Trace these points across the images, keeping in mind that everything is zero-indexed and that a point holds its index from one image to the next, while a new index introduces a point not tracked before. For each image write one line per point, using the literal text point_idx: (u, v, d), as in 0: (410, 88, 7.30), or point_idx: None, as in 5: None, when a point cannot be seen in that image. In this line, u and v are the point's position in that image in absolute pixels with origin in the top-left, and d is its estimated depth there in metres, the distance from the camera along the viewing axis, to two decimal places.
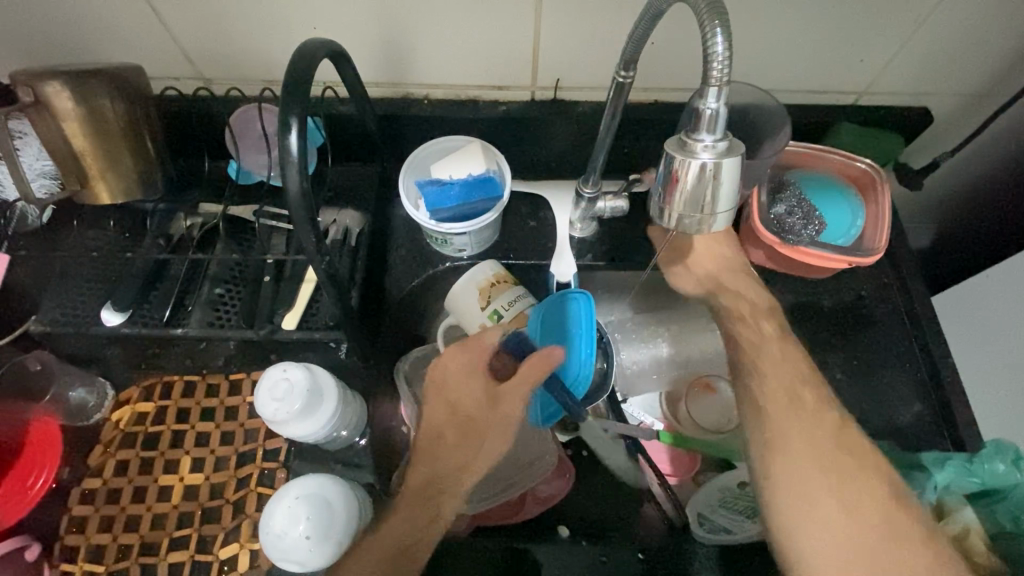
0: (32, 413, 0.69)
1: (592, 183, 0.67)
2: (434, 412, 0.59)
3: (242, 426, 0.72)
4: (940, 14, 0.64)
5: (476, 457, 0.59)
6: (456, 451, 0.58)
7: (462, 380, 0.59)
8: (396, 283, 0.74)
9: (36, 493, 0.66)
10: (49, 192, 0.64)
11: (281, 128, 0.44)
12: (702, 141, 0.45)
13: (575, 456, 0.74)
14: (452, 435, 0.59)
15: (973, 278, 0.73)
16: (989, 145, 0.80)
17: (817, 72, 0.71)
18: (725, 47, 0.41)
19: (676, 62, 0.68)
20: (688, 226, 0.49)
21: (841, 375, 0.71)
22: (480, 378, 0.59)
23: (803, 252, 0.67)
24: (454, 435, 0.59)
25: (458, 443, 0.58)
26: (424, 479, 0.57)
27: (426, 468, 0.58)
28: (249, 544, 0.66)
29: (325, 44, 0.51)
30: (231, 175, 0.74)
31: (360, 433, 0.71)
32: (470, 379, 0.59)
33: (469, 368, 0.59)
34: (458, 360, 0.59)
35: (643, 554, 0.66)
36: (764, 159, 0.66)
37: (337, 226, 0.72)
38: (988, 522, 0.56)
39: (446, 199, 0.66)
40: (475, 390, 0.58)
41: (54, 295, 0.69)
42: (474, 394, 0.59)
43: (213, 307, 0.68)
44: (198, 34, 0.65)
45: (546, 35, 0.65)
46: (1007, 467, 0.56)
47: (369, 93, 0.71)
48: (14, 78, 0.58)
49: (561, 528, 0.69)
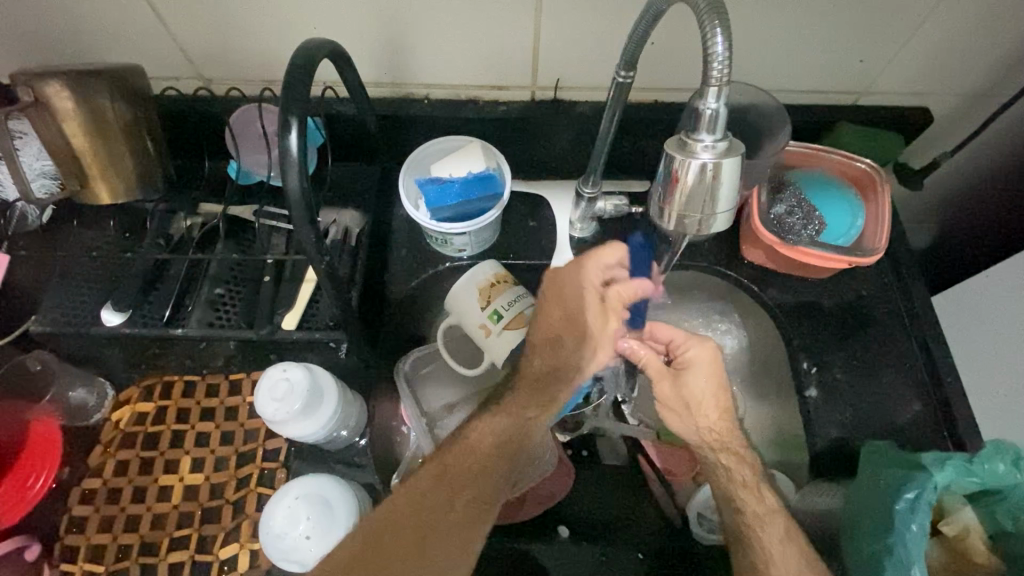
0: (31, 413, 0.69)
1: (592, 183, 0.68)
2: (547, 318, 0.61)
3: (242, 426, 0.72)
4: (940, 13, 0.64)
5: (533, 396, 0.61)
6: (571, 351, 0.62)
7: (579, 296, 0.61)
8: (396, 283, 0.74)
9: (36, 493, 0.66)
10: (49, 193, 0.64)
11: (281, 127, 0.44)
12: (702, 141, 0.45)
13: (575, 456, 0.73)
14: (557, 355, 0.62)
15: (972, 278, 0.73)
16: (991, 146, 0.79)
17: (818, 71, 0.70)
18: (725, 48, 0.41)
19: (676, 62, 0.68)
20: (689, 226, 0.49)
21: (843, 374, 0.69)
22: (590, 300, 0.61)
23: (803, 253, 0.67)
24: (534, 367, 0.61)
25: (574, 345, 0.62)
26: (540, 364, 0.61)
27: (538, 360, 0.62)
28: (250, 544, 0.66)
29: (325, 44, 0.51)
30: (232, 175, 0.74)
31: (361, 433, 0.70)
32: (581, 297, 0.61)
33: (581, 289, 0.61)
34: (578, 273, 0.61)
35: (643, 554, 0.67)
36: (763, 159, 0.67)
37: (337, 226, 0.71)
38: (988, 522, 0.57)
39: (446, 197, 0.66)
40: (589, 301, 0.61)
41: (54, 295, 0.68)
42: (571, 315, 0.61)
43: (214, 308, 0.68)
44: (197, 33, 0.65)
45: (546, 35, 0.65)
46: (1007, 468, 0.55)
47: (369, 93, 0.71)
48: (14, 78, 0.58)
49: (561, 528, 0.69)
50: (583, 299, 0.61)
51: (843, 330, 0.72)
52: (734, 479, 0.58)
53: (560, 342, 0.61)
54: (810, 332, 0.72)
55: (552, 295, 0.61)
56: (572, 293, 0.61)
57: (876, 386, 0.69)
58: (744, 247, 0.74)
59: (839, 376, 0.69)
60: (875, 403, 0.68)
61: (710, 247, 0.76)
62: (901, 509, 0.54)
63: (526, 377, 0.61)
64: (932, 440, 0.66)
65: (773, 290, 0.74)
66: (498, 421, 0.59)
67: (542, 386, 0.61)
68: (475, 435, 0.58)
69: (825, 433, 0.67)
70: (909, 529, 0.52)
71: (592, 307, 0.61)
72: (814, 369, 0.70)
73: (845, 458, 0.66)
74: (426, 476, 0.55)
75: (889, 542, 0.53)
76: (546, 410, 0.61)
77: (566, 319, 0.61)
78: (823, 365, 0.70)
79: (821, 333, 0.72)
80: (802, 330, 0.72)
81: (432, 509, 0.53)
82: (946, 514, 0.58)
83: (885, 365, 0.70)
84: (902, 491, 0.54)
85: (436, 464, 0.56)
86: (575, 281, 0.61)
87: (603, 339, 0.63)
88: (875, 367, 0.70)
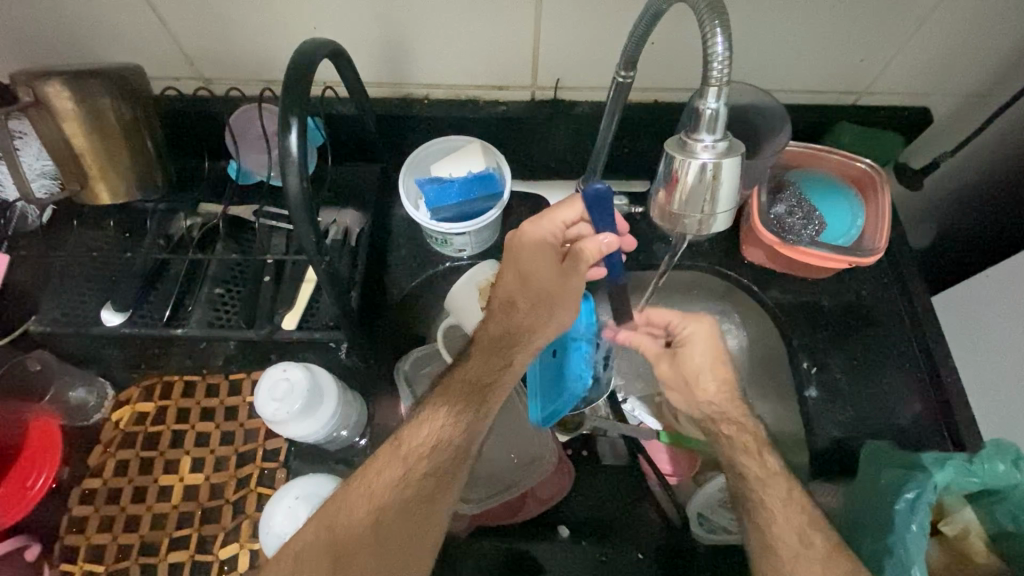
0: (32, 413, 0.69)
1: (592, 183, 0.67)
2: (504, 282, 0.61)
3: (242, 426, 0.72)
4: (941, 13, 0.64)
5: (489, 364, 0.60)
6: (529, 316, 0.61)
7: (534, 258, 0.59)
8: (397, 283, 0.74)
9: (36, 493, 0.66)
10: (49, 192, 0.64)
11: (282, 128, 0.44)
12: (702, 141, 0.45)
13: (575, 455, 0.73)
14: (510, 318, 0.61)
15: (973, 278, 0.73)
16: (991, 145, 0.79)
17: (818, 71, 0.70)
18: (725, 48, 0.41)
19: (676, 62, 0.68)
20: (689, 226, 0.49)
21: (843, 374, 0.69)
22: (541, 265, 0.59)
23: (803, 253, 0.67)
24: (489, 332, 0.61)
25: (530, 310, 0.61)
26: (501, 330, 0.61)
27: (500, 323, 0.61)
28: (250, 544, 0.66)
29: (324, 44, 0.51)
30: (232, 176, 0.74)
31: (360, 434, 0.70)
32: (536, 259, 0.59)
33: (538, 250, 0.59)
34: (534, 232, 0.59)
35: (642, 554, 0.68)
36: (763, 159, 0.67)
37: (337, 226, 0.71)
38: (988, 522, 0.57)
39: (446, 197, 0.66)
40: (549, 262, 0.59)
41: (54, 295, 0.68)
42: (527, 278, 0.60)
43: (213, 308, 0.68)
44: (197, 33, 0.65)
45: (546, 35, 0.65)
46: (1007, 467, 0.55)
47: (370, 93, 0.71)
48: (14, 78, 0.58)
49: (561, 528, 0.69)
50: (538, 261, 0.59)
51: (843, 330, 0.72)
52: (733, 441, 0.58)
53: (516, 302, 0.61)
54: (810, 333, 0.72)
55: (509, 257, 0.61)
56: (531, 250, 0.59)
57: (876, 386, 0.69)
58: (744, 248, 0.74)
59: (839, 376, 0.69)
60: (876, 403, 0.68)
61: (710, 247, 0.76)
62: (901, 509, 0.53)
63: (483, 342, 0.61)
64: (932, 440, 0.66)
65: (773, 290, 0.74)
66: (456, 388, 0.59)
67: (504, 346, 0.61)
68: (429, 412, 0.58)
69: (825, 433, 0.67)
70: (909, 529, 0.52)
71: (550, 265, 0.59)
72: (814, 369, 0.70)
73: (845, 457, 0.66)
74: (381, 467, 0.55)
75: (889, 542, 0.53)
76: (506, 372, 0.61)
77: (520, 282, 0.60)
78: (823, 365, 0.70)
79: (821, 333, 0.72)
80: (802, 330, 0.72)
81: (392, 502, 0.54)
82: (947, 514, 0.58)
83: (885, 365, 0.70)
84: (902, 491, 0.54)
85: (389, 449, 0.56)
86: (530, 241, 0.59)
87: (563, 302, 0.60)
88: (876, 367, 0.70)
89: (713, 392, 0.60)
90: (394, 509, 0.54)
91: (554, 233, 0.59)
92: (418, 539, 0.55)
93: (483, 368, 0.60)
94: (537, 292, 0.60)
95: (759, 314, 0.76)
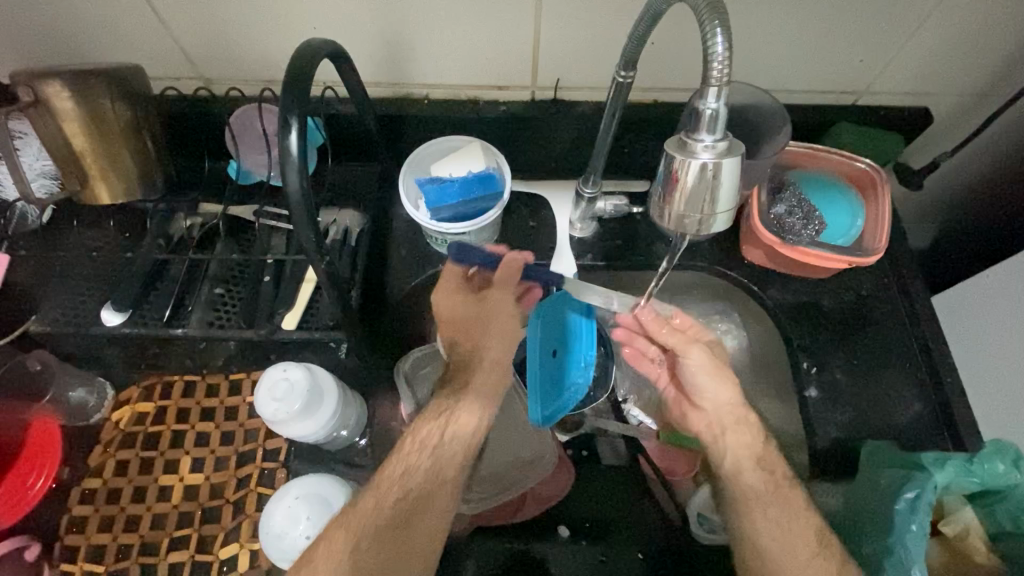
0: (32, 413, 0.69)
1: (592, 183, 0.67)
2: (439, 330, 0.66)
3: (242, 426, 0.72)
4: (941, 13, 0.64)
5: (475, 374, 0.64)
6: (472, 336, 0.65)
7: (451, 309, 0.64)
8: (396, 283, 0.74)
9: (36, 493, 0.66)
10: (49, 192, 0.64)
11: (281, 128, 0.44)
12: (702, 141, 0.45)
13: (576, 456, 0.74)
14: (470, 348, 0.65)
15: (973, 278, 0.73)
16: (991, 145, 0.79)
17: (818, 71, 0.70)
18: (725, 48, 0.41)
19: (676, 61, 0.68)
20: (689, 226, 0.49)
21: (843, 374, 0.69)
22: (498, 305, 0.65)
23: (803, 252, 0.67)
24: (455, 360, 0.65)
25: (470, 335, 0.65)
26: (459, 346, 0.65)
27: (463, 346, 0.65)
28: (250, 544, 0.66)
29: (324, 44, 0.51)
30: (232, 175, 0.74)
31: (360, 434, 0.71)
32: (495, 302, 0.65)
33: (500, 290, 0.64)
34: (443, 290, 0.65)
35: (643, 554, 0.67)
36: (762, 159, 0.67)
37: (337, 226, 0.71)
38: (988, 522, 0.57)
39: (446, 197, 0.66)
40: (465, 305, 0.64)
41: (54, 295, 0.68)
42: (456, 325, 0.65)
43: (214, 308, 0.68)
44: (197, 33, 0.65)
45: (546, 35, 0.65)
46: (1006, 467, 0.55)
47: (370, 93, 0.71)
48: (14, 77, 0.58)
49: (561, 528, 0.68)
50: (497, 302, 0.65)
51: (843, 330, 0.72)
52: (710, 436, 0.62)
53: (484, 330, 0.65)
54: (810, 333, 0.72)
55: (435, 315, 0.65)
56: (444, 308, 0.64)
57: (876, 386, 0.69)
58: (744, 247, 0.74)
59: (839, 376, 0.69)
60: (876, 403, 0.68)
61: (710, 247, 0.76)
62: (901, 509, 0.54)
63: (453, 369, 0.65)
64: (932, 440, 0.66)
65: (773, 290, 0.74)
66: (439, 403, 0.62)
67: (472, 363, 0.65)
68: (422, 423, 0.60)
69: (825, 433, 0.67)
70: (909, 529, 0.52)
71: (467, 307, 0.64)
72: (814, 369, 0.70)
73: (845, 458, 0.66)
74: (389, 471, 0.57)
75: (889, 543, 0.53)
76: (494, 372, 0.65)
77: (454, 331, 0.65)
78: (823, 365, 0.70)
79: (821, 333, 0.72)
80: (802, 330, 0.72)
81: (397, 502, 0.56)
82: (947, 514, 0.58)
83: (885, 365, 0.70)
84: (902, 491, 0.54)
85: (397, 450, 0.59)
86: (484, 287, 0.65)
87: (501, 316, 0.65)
88: (876, 367, 0.70)
89: (727, 397, 0.61)
90: (404, 500, 0.56)
91: (460, 280, 0.65)
92: (429, 528, 0.57)
93: (464, 393, 0.62)
94: (498, 330, 0.65)
95: (760, 314, 0.76)
